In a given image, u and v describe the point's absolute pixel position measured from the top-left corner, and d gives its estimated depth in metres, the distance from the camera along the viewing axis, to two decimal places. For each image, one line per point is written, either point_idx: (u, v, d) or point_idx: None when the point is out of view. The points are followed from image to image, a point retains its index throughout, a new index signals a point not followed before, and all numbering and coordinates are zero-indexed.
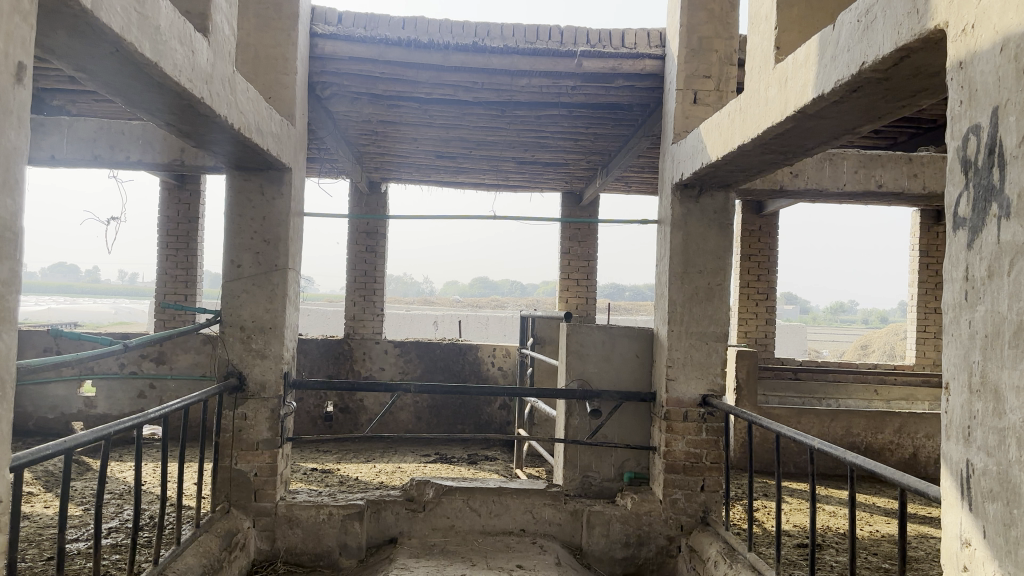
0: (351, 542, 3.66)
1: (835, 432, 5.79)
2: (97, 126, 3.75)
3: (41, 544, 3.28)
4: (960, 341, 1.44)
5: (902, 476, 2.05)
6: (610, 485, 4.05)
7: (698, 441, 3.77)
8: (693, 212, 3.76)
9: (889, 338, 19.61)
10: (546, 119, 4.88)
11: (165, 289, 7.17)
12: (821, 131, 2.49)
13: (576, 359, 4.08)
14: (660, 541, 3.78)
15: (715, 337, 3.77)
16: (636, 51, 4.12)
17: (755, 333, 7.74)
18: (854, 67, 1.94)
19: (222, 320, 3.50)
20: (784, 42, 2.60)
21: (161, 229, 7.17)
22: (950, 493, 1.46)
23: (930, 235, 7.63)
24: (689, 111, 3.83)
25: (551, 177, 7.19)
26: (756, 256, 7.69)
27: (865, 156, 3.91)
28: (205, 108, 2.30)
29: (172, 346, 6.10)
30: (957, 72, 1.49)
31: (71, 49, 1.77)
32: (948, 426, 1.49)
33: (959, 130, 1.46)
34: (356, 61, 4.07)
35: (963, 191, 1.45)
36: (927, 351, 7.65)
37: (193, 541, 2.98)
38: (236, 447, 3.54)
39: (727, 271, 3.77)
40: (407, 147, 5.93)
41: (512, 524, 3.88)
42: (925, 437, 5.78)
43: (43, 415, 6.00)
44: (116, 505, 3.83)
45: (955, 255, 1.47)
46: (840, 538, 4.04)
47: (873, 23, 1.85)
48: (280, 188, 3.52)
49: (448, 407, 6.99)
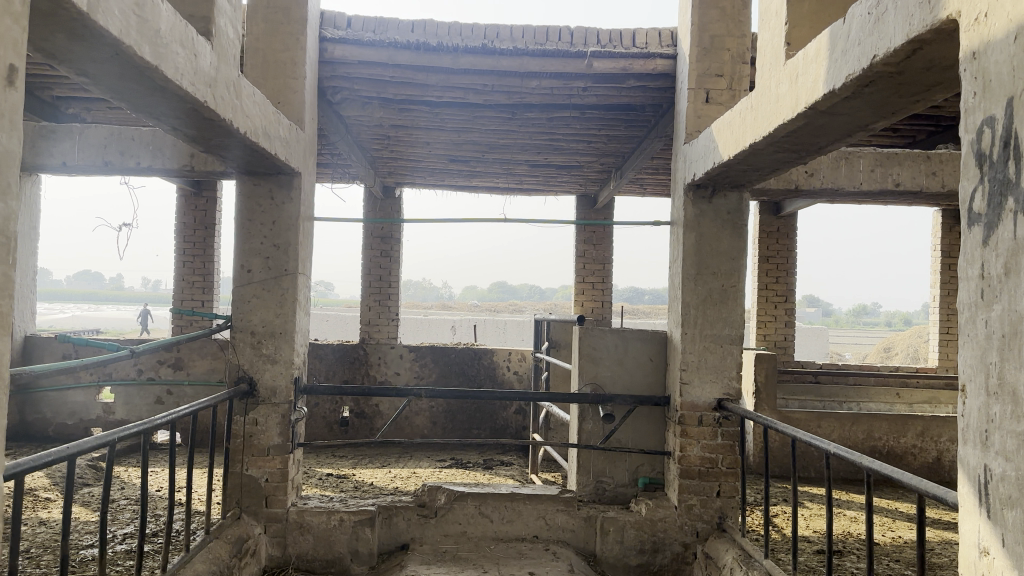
0: (363, 548, 3.65)
1: (856, 436, 5.67)
2: (108, 132, 3.80)
3: (55, 550, 3.31)
4: (976, 341, 1.39)
5: (919, 481, 1.99)
6: (625, 491, 4.01)
7: (714, 446, 3.70)
8: (706, 212, 3.70)
9: (912, 341, 19.26)
10: (558, 121, 4.85)
11: (183, 295, 7.26)
12: (834, 129, 2.43)
13: (589, 363, 4.04)
14: (675, 547, 3.71)
15: (729, 340, 3.70)
16: (647, 51, 4.08)
17: (773, 335, 7.62)
18: (865, 60, 1.88)
19: (233, 325, 3.52)
20: (795, 38, 2.54)
21: (178, 235, 7.26)
22: (967, 500, 1.40)
23: (952, 236, 7.46)
24: (701, 110, 3.78)
25: (564, 181, 7.16)
26: (775, 258, 7.57)
27: (882, 154, 3.83)
28: (210, 112, 2.31)
29: (189, 351, 6.16)
30: (971, 63, 1.43)
31: (72, 53, 1.79)
32: (964, 431, 1.43)
33: (973, 122, 1.41)
34: (366, 65, 4.07)
35: (977, 186, 1.39)
36: (949, 354, 7.48)
37: (203, 546, 2.99)
38: (247, 452, 3.54)
39: (742, 272, 3.70)
40: (419, 151, 5.93)
41: (525, 531, 3.84)
42: (949, 441, 5.64)
43: (62, 421, 6.10)
44: (130, 511, 3.86)
45: (970, 253, 1.41)
46: (861, 544, 3.94)
47: (884, 15, 1.79)
48: (289, 193, 3.53)
49: (463, 412, 6.97)
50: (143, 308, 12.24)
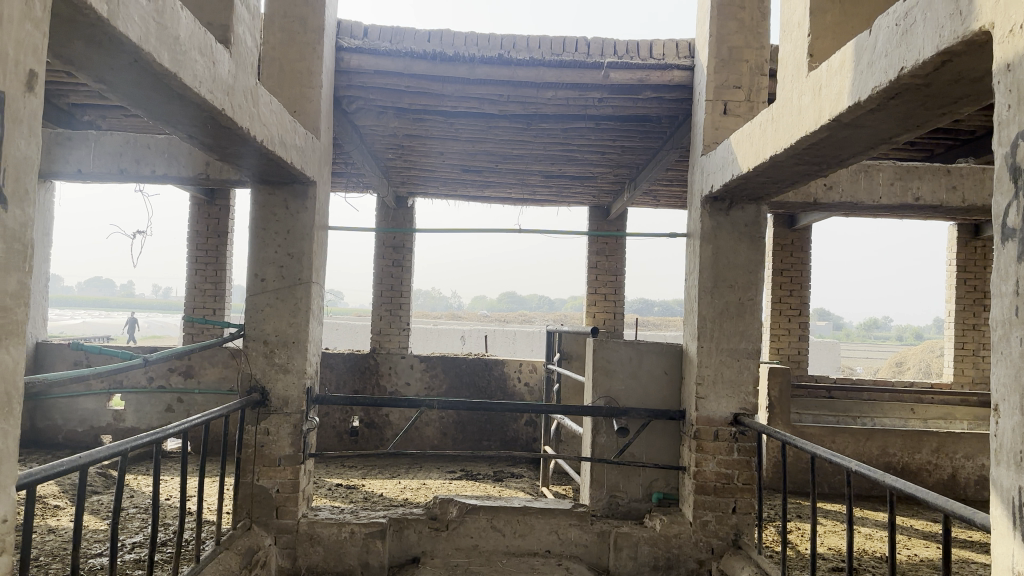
0: (373, 560, 3.60)
1: (871, 452, 5.56)
2: (125, 140, 3.82)
3: (64, 558, 3.29)
4: (1009, 360, 1.34)
5: (944, 501, 1.90)
6: (638, 505, 3.94)
7: (730, 461, 3.63)
8: (723, 225, 3.66)
9: (924, 356, 19.04)
10: (572, 132, 4.84)
11: (194, 303, 7.29)
12: (856, 141, 2.39)
13: (603, 376, 3.98)
14: (689, 564, 3.63)
15: (746, 354, 3.65)
16: (663, 62, 4.06)
17: (787, 349, 7.53)
18: (892, 72, 1.84)
19: (247, 334, 3.51)
20: (818, 49, 2.51)
21: (190, 244, 7.30)
22: (1000, 523, 1.35)
23: (968, 251, 7.37)
24: (718, 122, 3.74)
25: (577, 192, 7.15)
26: (789, 271, 7.50)
27: (901, 167, 3.75)
28: (227, 120, 2.32)
29: (200, 359, 6.18)
30: (1005, 75, 1.39)
31: (92, 60, 1.79)
32: (997, 452, 1.38)
33: (1007, 135, 1.37)
34: (381, 74, 4.08)
35: (1012, 200, 1.35)
36: (965, 370, 7.35)
37: (214, 557, 2.95)
38: (259, 462, 3.51)
39: (759, 285, 3.65)
40: (433, 161, 5.94)
41: (537, 545, 3.78)
42: (965, 458, 5.53)
43: (73, 428, 6.12)
44: (139, 520, 3.84)
45: (1004, 268, 1.37)
46: (878, 562, 3.86)
47: (912, 26, 1.75)
48: (304, 202, 3.53)
49: (473, 423, 6.92)
50: (128, 314, 11.26)
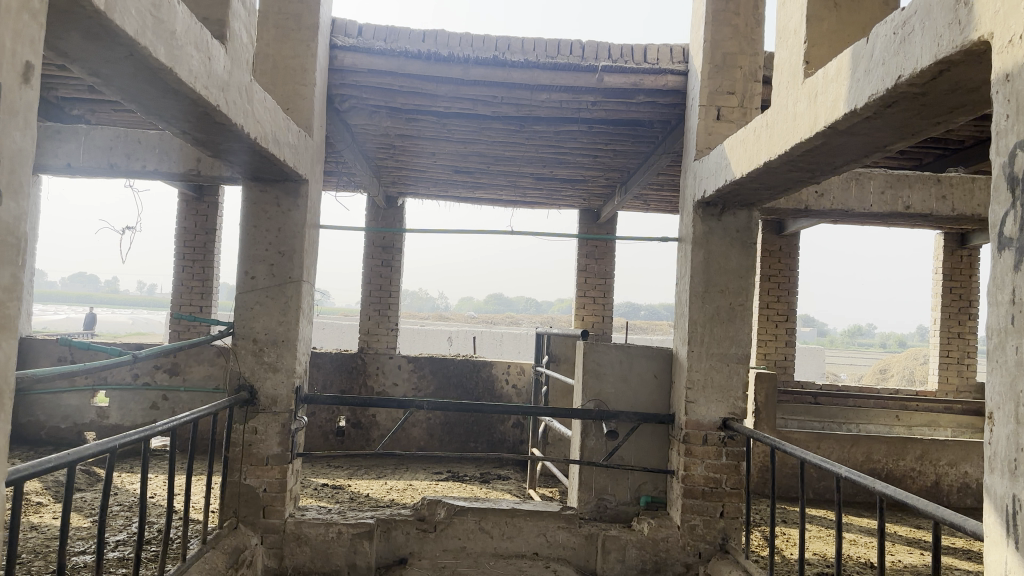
0: (361, 561, 3.58)
1: (856, 457, 5.60)
2: (115, 134, 3.78)
3: (47, 556, 3.24)
4: (1004, 368, 1.35)
5: (935, 508, 1.90)
6: (626, 509, 3.94)
7: (718, 466, 3.64)
8: (715, 230, 3.67)
9: (908, 363, 19.27)
10: (566, 134, 4.85)
11: (180, 300, 7.17)
12: (850, 149, 2.42)
13: (593, 379, 3.98)
14: (677, 568, 3.64)
15: (737, 358, 3.66)
16: (658, 67, 4.08)
17: (774, 355, 7.57)
18: (889, 80, 1.86)
19: (235, 332, 3.47)
20: (813, 57, 2.53)
21: (177, 240, 7.21)
22: (993, 529, 1.36)
23: (954, 259, 7.48)
24: (712, 128, 3.77)
25: (568, 195, 7.16)
26: (777, 277, 7.55)
27: (892, 176, 3.79)
28: (221, 116, 2.29)
29: (186, 357, 6.11)
30: (1003, 85, 1.41)
31: (84, 52, 1.75)
32: (991, 459, 1.39)
33: (1005, 145, 1.38)
34: (375, 73, 4.06)
35: (1010, 210, 1.36)
36: (950, 377, 7.43)
37: (200, 556, 2.91)
38: (246, 461, 3.48)
39: (750, 291, 3.67)
40: (424, 161, 5.91)
41: (525, 547, 3.77)
42: (949, 465, 5.59)
43: (55, 424, 6.03)
44: (124, 517, 3.80)
45: (1000, 278, 1.38)
46: (862, 568, 3.90)
47: (910, 35, 1.77)
48: (295, 201, 3.50)
49: (460, 425, 6.90)
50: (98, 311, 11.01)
